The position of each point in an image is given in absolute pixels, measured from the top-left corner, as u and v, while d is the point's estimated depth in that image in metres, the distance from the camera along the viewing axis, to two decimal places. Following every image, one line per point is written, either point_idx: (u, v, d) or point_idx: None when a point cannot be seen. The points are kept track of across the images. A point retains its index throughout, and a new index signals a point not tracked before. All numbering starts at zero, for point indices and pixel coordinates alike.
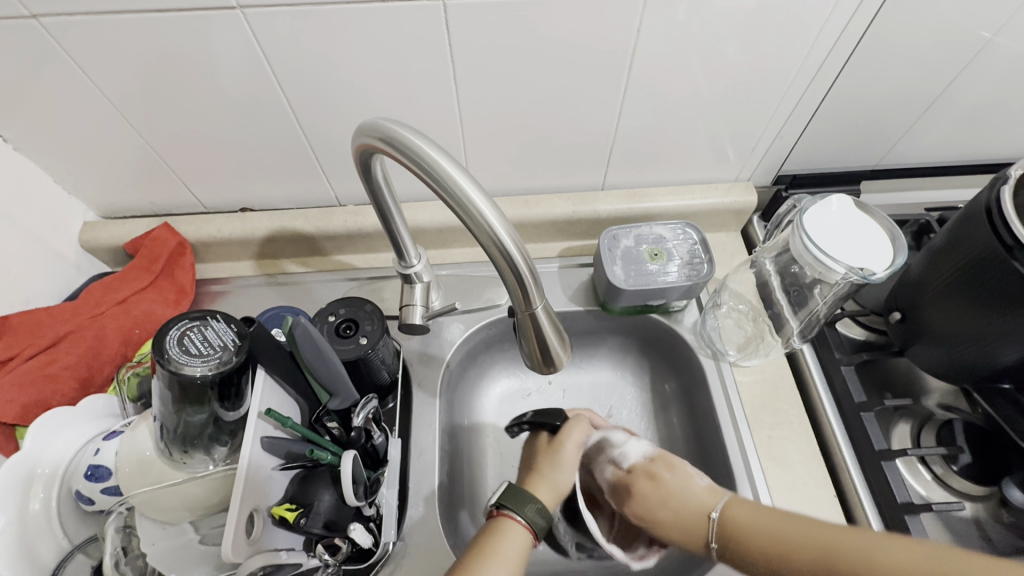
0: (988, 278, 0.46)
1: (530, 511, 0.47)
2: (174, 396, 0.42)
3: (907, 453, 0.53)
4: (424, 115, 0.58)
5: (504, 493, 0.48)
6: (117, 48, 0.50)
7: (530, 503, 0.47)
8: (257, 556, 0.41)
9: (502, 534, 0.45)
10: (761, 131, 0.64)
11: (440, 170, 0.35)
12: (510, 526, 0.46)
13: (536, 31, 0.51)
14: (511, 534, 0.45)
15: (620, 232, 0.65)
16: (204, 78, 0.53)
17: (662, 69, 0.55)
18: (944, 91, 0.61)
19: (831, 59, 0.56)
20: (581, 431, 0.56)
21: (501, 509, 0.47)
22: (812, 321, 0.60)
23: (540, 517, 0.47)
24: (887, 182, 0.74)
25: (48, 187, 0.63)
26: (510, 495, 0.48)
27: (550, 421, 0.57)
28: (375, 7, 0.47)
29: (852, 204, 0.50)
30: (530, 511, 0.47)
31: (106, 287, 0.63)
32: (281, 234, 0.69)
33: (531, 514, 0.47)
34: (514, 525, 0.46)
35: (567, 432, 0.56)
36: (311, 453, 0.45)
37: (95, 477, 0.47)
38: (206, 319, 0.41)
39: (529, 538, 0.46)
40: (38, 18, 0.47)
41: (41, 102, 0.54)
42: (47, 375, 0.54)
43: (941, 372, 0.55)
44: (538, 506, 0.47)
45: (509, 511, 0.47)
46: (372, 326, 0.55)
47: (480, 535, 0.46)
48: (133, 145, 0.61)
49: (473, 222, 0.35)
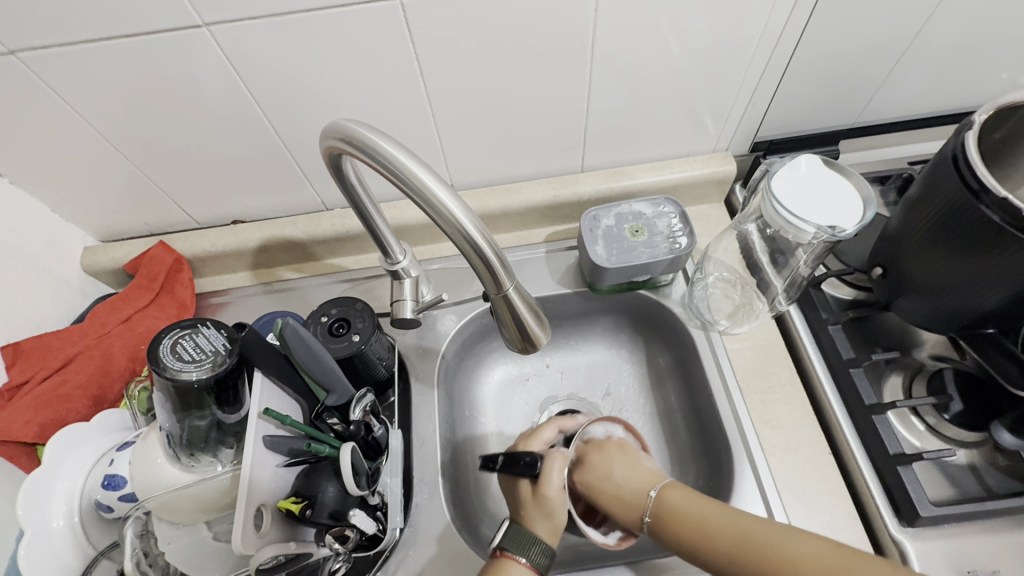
0: (959, 225, 0.46)
1: (536, 553, 0.48)
2: (174, 403, 0.44)
3: (897, 405, 0.53)
4: (396, 114, 0.60)
5: (504, 533, 0.50)
6: (94, 75, 0.52)
7: (534, 545, 0.48)
8: (268, 547, 0.43)
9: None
10: (732, 100, 0.64)
11: (401, 166, 0.36)
12: (517, 571, 0.47)
13: (495, 19, 0.51)
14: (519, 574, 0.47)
15: (600, 212, 0.66)
16: (181, 97, 0.55)
17: (625, 47, 0.56)
18: (912, 42, 0.61)
19: (793, 19, 0.56)
20: (563, 464, 0.53)
21: (502, 551, 0.49)
22: (796, 282, 0.61)
23: (544, 557, 0.48)
24: (866, 140, 0.74)
25: (45, 216, 0.65)
26: (511, 537, 0.49)
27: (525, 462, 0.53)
28: (335, 13, 0.49)
29: (820, 162, 0.50)
30: (536, 554, 0.48)
31: (109, 307, 0.65)
32: (272, 243, 0.71)
33: (536, 556, 0.48)
34: (520, 567, 0.47)
35: (548, 473, 0.52)
36: (309, 447, 0.47)
37: (111, 486, 0.50)
38: (197, 327, 0.43)
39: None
40: (16, 53, 0.49)
41: (29, 135, 0.56)
42: (60, 396, 0.56)
43: (926, 323, 0.55)
44: (542, 547, 0.48)
45: (514, 554, 0.48)
46: (363, 323, 0.57)
47: None
48: (121, 169, 0.63)
49: (438, 215, 0.36)
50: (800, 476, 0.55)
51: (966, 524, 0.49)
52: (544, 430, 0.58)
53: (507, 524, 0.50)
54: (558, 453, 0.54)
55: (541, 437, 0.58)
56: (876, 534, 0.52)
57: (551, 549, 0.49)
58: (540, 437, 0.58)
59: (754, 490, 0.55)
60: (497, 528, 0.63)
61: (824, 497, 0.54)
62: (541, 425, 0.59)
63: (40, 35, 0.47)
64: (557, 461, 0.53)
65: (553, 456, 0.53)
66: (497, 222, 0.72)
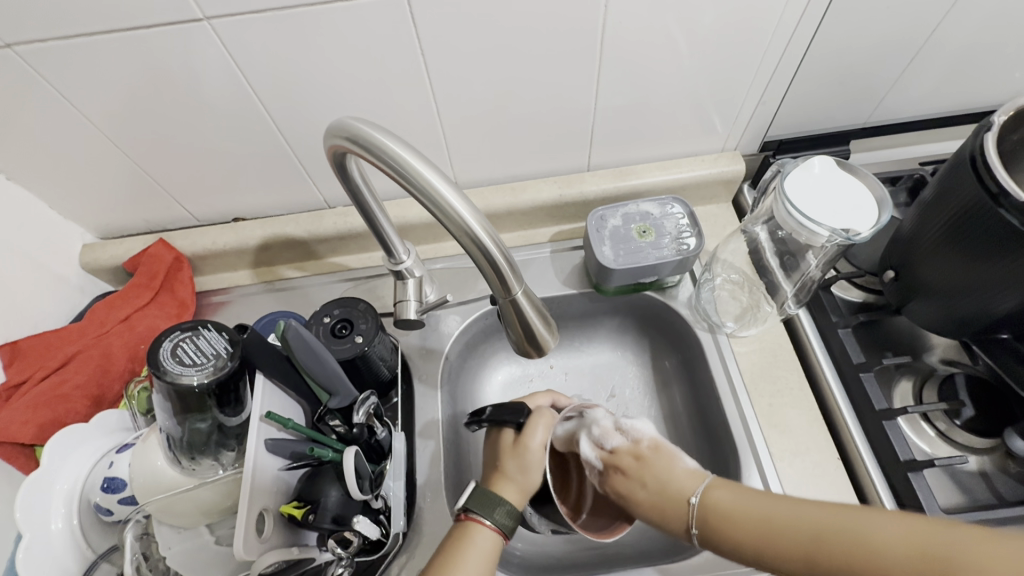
0: (976, 229, 0.46)
1: (500, 514, 0.47)
2: (174, 406, 0.43)
3: (908, 411, 0.52)
4: (400, 111, 0.59)
5: (470, 496, 0.48)
6: (93, 69, 0.51)
7: (500, 506, 0.47)
8: (270, 552, 0.43)
9: (475, 539, 0.46)
10: (743, 98, 0.63)
11: (406, 165, 0.35)
12: (482, 533, 0.46)
13: (503, 14, 0.50)
14: (483, 538, 0.46)
15: (607, 212, 0.65)
16: (181, 93, 0.54)
17: (634, 44, 0.55)
18: (926, 41, 0.60)
19: (806, 18, 0.55)
20: (551, 423, 0.50)
21: (467, 514, 0.47)
22: (806, 285, 0.60)
23: (510, 518, 0.47)
24: (877, 140, 0.73)
25: (43, 213, 0.64)
26: (477, 498, 0.47)
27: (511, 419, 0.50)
28: (338, 7, 0.47)
29: (834, 163, 0.49)
30: (500, 516, 0.46)
31: (108, 306, 0.64)
32: (274, 242, 0.70)
33: (500, 517, 0.46)
34: (486, 531, 0.46)
35: (532, 425, 0.50)
36: (313, 451, 0.46)
37: (111, 489, 0.49)
38: (198, 329, 0.42)
39: (501, 540, 0.46)
40: (12, 47, 0.47)
41: (27, 130, 0.55)
42: (60, 396, 0.56)
43: (937, 327, 0.54)
44: (506, 509, 0.47)
45: (478, 517, 0.46)
46: (366, 324, 0.56)
47: (448, 543, 0.46)
48: (121, 165, 0.62)
49: (443, 214, 0.36)
50: (809, 482, 0.54)
51: None
52: (538, 397, 0.56)
53: (474, 486, 0.48)
54: (546, 414, 0.51)
55: (534, 402, 0.56)
56: None
57: (517, 511, 0.47)
58: (534, 402, 0.56)
59: None
60: None
61: (832, 503, 0.53)
62: (536, 392, 0.58)
63: (37, 28, 0.46)
64: (545, 418, 0.51)
65: (545, 413, 0.51)
66: (502, 221, 0.71)
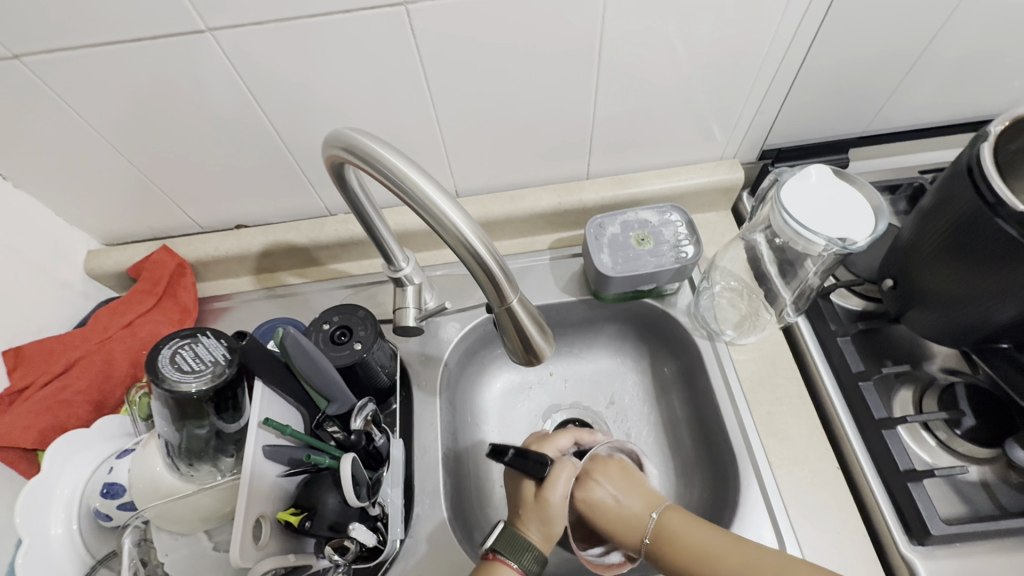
0: (973, 239, 0.45)
1: (528, 558, 0.48)
2: (172, 413, 0.43)
3: (908, 420, 0.52)
4: (400, 119, 0.59)
5: (498, 535, 0.49)
6: (98, 80, 0.51)
7: (527, 551, 0.48)
8: (267, 559, 0.42)
9: None
10: (741, 106, 0.63)
11: (402, 174, 0.35)
12: (508, 575, 0.46)
13: (502, 24, 0.51)
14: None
15: (605, 220, 0.65)
16: (185, 103, 0.55)
17: (631, 53, 0.55)
18: (925, 50, 0.60)
19: (803, 26, 0.55)
20: (570, 475, 0.53)
21: (493, 553, 0.48)
22: (805, 292, 0.60)
23: (536, 563, 0.48)
24: (878, 147, 0.73)
25: (49, 219, 0.65)
26: (505, 540, 0.49)
27: (534, 470, 0.52)
28: (339, 18, 0.48)
29: (830, 172, 0.48)
30: (528, 560, 0.47)
31: (111, 312, 0.65)
32: (276, 248, 0.71)
33: (527, 561, 0.47)
34: (511, 572, 0.47)
35: (554, 479, 0.52)
36: (309, 459, 0.46)
37: (110, 494, 0.50)
38: (197, 336, 0.43)
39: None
40: (20, 58, 0.48)
41: (34, 139, 0.56)
42: (61, 401, 0.56)
43: (936, 337, 0.54)
44: (534, 554, 0.48)
45: (505, 558, 0.47)
46: (365, 331, 0.56)
47: None
48: (125, 173, 0.62)
49: (439, 224, 0.36)
50: (808, 491, 0.54)
51: (979, 543, 0.48)
52: (560, 437, 0.58)
53: (502, 526, 0.50)
54: (566, 465, 0.54)
55: (557, 443, 0.57)
56: (886, 552, 0.51)
57: (543, 556, 0.49)
58: (556, 443, 0.57)
59: (760, 506, 0.54)
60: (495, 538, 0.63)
61: (831, 513, 0.53)
62: (557, 431, 0.59)
63: (44, 40, 0.47)
64: (565, 470, 0.53)
65: (565, 463, 0.54)
66: (502, 228, 0.71)
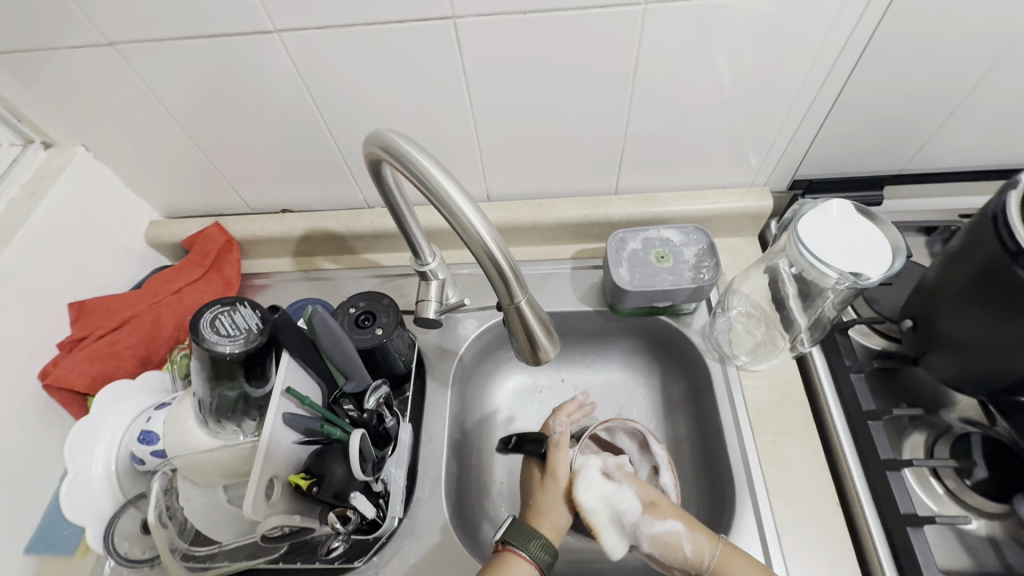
0: (996, 286, 0.44)
1: (536, 546, 0.50)
2: (207, 373, 0.48)
3: (914, 463, 0.51)
4: (441, 123, 0.63)
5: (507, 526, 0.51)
6: (175, 70, 0.57)
7: (535, 539, 0.50)
8: (275, 516, 0.47)
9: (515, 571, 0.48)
10: (774, 135, 0.64)
11: (431, 178, 0.38)
12: (518, 565, 0.49)
13: (543, 42, 0.54)
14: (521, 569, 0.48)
15: (627, 235, 0.66)
16: (248, 95, 0.60)
17: (666, 76, 0.57)
18: (969, 93, 0.59)
19: (841, 61, 0.55)
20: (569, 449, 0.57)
21: (504, 544, 0.50)
22: (820, 323, 0.59)
23: (545, 551, 0.50)
24: (915, 187, 0.72)
25: (120, 189, 0.72)
26: (514, 531, 0.50)
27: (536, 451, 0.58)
28: (392, 28, 0.52)
29: (852, 208, 0.49)
30: (535, 549, 0.50)
31: (163, 279, 0.71)
32: (315, 234, 0.76)
33: (536, 549, 0.50)
34: (522, 563, 0.49)
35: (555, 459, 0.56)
36: (322, 428, 0.50)
37: (146, 441, 0.54)
38: (236, 305, 0.47)
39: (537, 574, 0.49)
40: (113, 45, 0.55)
41: (116, 116, 0.63)
42: (113, 353, 0.62)
43: (955, 384, 0.53)
44: (541, 542, 0.50)
45: (515, 547, 0.49)
46: (387, 318, 0.60)
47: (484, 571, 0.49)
48: (189, 153, 0.69)
49: (460, 226, 0.39)
50: (804, 524, 0.54)
51: None
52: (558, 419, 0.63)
53: (511, 518, 0.51)
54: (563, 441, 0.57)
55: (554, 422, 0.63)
56: None
57: (552, 546, 0.51)
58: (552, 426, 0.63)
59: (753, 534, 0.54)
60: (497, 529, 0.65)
61: (823, 548, 0.52)
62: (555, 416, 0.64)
63: (134, 31, 0.53)
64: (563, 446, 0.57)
65: (562, 439, 0.57)
66: (528, 234, 0.74)
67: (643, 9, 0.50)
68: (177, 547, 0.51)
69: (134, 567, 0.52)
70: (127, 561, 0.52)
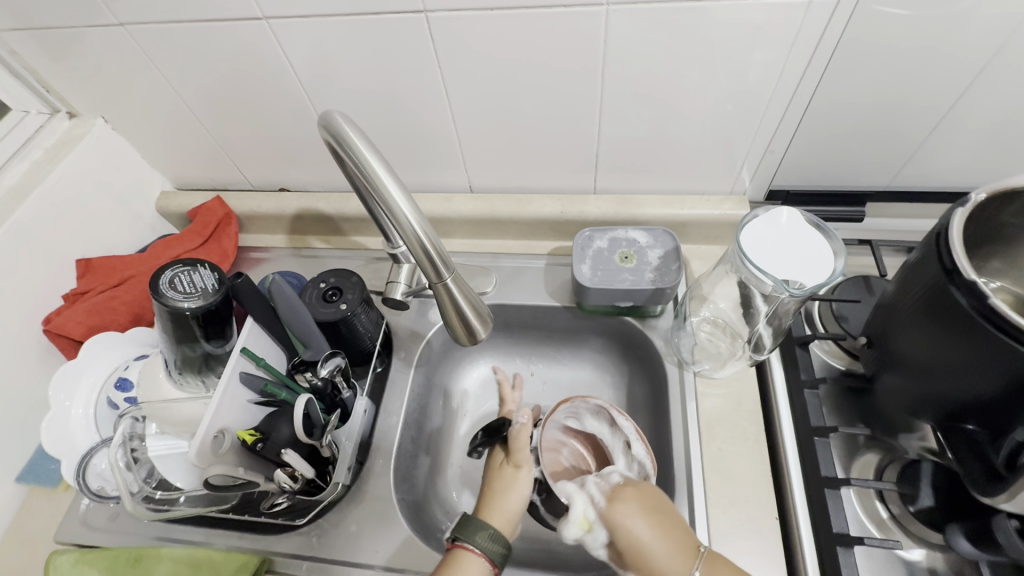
0: (941, 305, 0.44)
1: (484, 538, 0.49)
2: (168, 331, 0.52)
3: (853, 482, 0.50)
4: (420, 114, 0.65)
5: (459, 522, 0.51)
6: (178, 52, 0.62)
7: (483, 530, 0.50)
8: (218, 465, 0.49)
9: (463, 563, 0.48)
10: (750, 143, 0.64)
11: (372, 170, 0.43)
12: (468, 558, 0.48)
13: (512, 39, 0.55)
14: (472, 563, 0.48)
15: (595, 233, 0.67)
16: (243, 79, 0.65)
17: (636, 77, 0.58)
18: (949, 111, 0.58)
19: (812, 69, 0.55)
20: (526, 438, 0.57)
21: (456, 539, 0.50)
22: (780, 313, 0.56)
23: (496, 544, 0.50)
24: (906, 206, 0.70)
25: (136, 160, 0.78)
26: (463, 524, 0.51)
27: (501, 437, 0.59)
28: (369, 19, 0.55)
29: (802, 218, 0.49)
30: (484, 539, 0.49)
31: (166, 245, 0.76)
32: (307, 214, 0.80)
33: (484, 541, 0.49)
34: (472, 556, 0.49)
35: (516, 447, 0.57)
36: (265, 388, 0.54)
37: (121, 387, 0.60)
38: (196, 266, 0.52)
39: (489, 565, 0.49)
40: (123, 26, 0.60)
41: (130, 92, 0.69)
42: (109, 308, 0.67)
43: (907, 407, 0.52)
44: (491, 533, 0.50)
45: (464, 541, 0.49)
46: (353, 294, 0.63)
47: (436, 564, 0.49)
48: (193, 130, 0.74)
49: (393, 214, 0.45)
50: (739, 535, 0.53)
51: None
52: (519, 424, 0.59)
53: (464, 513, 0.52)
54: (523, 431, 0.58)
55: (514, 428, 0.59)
56: None
57: (504, 539, 0.50)
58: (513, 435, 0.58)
59: None
60: (451, 519, 0.66)
61: (753, 560, 0.52)
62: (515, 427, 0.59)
63: (141, 14, 0.58)
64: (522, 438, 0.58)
65: (521, 429, 0.58)
66: (506, 228, 0.76)
67: (606, 11, 0.52)
68: (139, 489, 0.56)
69: (101, 500, 0.57)
70: (96, 495, 0.57)
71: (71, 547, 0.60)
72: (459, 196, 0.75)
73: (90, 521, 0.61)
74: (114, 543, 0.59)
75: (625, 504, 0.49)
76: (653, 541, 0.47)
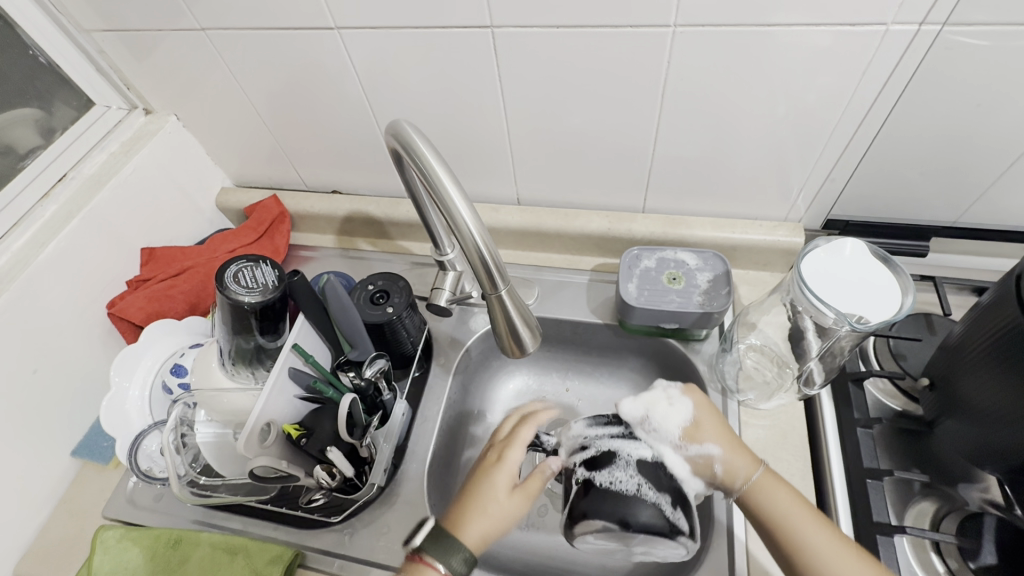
0: (1018, 350, 0.42)
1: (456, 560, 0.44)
2: (228, 323, 0.54)
3: (907, 531, 0.48)
4: (475, 126, 0.67)
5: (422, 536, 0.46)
6: (251, 57, 0.65)
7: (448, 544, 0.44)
8: (264, 457, 0.50)
9: None
10: (810, 171, 0.62)
11: (439, 181, 0.44)
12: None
13: (574, 57, 0.56)
14: None
15: (642, 252, 0.67)
16: (308, 84, 0.67)
17: (695, 99, 0.57)
18: (1022, 154, 0.56)
19: (882, 99, 0.54)
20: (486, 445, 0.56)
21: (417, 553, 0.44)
22: (834, 352, 0.55)
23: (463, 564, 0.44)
24: (973, 243, 0.67)
25: (202, 157, 0.82)
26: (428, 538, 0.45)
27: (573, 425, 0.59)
28: (435, 33, 0.57)
29: (868, 250, 0.48)
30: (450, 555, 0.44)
31: (223, 239, 0.79)
32: (357, 216, 0.82)
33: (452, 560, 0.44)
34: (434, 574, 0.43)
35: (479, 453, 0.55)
36: (314, 384, 0.55)
37: (176, 373, 0.63)
38: (258, 263, 0.54)
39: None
40: (204, 30, 0.63)
41: (203, 93, 0.73)
42: (167, 296, 0.70)
43: (969, 455, 0.49)
44: (457, 551, 0.44)
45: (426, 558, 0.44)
46: (399, 298, 0.64)
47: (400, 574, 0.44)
48: (257, 131, 0.77)
49: (456, 224, 0.45)
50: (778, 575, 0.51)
51: None
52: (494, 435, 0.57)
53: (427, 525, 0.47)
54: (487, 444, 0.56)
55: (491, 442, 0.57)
56: None
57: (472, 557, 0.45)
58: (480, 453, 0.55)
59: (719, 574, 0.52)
60: None
61: None
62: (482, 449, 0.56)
63: (223, 21, 0.62)
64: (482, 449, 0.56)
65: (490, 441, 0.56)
66: (551, 241, 0.76)
67: (672, 32, 0.52)
68: (185, 473, 0.57)
69: (148, 480, 0.59)
70: (144, 475, 0.59)
71: (117, 524, 0.62)
72: (507, 207, 0.76)
73: (136, 500, 0.63)
74: (157, 523, 0.62)
75: (695, 390, 0.53)
76: (719, 429, 0.50)
